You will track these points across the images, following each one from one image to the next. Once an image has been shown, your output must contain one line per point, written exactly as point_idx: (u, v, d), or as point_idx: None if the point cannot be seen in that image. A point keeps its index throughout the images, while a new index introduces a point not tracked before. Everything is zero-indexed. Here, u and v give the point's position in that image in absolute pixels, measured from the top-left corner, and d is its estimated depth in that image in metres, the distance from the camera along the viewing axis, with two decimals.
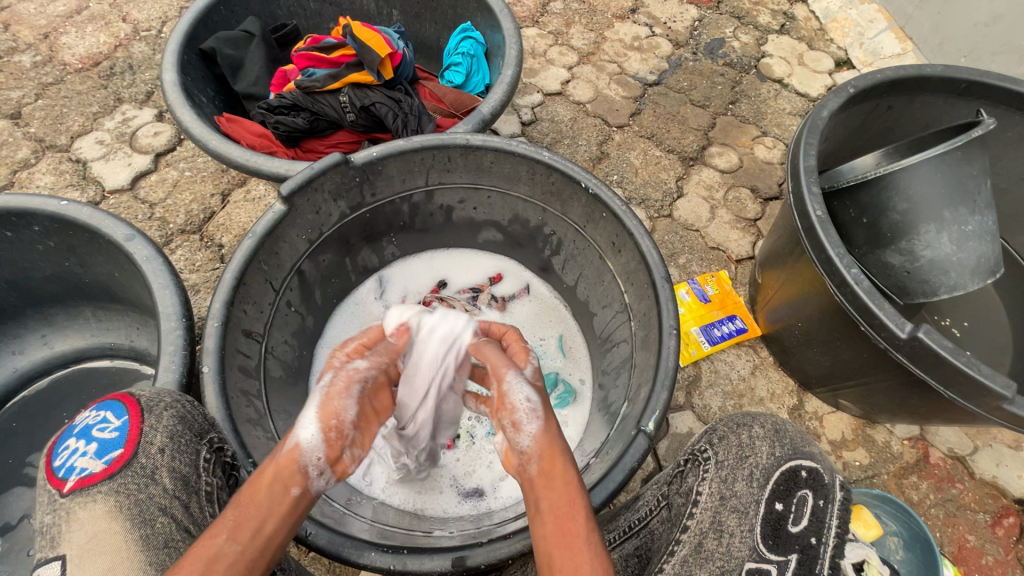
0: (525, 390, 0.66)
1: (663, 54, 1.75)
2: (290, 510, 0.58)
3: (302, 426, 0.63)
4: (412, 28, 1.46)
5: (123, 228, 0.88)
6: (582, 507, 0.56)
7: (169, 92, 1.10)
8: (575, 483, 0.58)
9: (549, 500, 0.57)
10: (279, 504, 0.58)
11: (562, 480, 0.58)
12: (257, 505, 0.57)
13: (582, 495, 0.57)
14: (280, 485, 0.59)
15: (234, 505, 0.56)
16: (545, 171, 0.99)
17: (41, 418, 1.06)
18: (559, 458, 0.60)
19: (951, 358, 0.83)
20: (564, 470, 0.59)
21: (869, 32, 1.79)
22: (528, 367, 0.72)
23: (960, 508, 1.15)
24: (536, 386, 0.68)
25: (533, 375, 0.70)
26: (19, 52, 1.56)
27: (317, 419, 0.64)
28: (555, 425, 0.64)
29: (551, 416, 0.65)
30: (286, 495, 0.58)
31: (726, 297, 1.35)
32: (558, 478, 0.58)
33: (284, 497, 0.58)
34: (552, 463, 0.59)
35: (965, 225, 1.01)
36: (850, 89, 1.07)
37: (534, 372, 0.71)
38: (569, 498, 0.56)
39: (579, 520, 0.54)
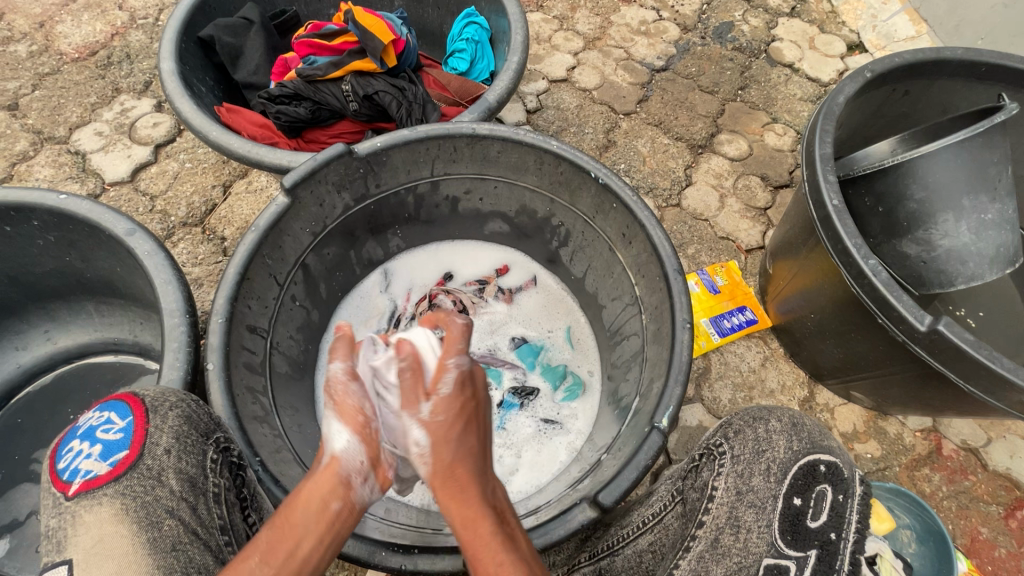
0: (413, 434, 0.61)
1: (670, 38, 1.71)
2: (327, 527, 0.57)
3: (334, 437, 0.62)
4: (414, 13, 1.42)
5: (124, 222, 0.86)
6: (489, 533, 0.56)
7: (168, 82, 1.08)
8: (471, 514, 0.57)
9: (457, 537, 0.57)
10: (318, 524, 0.57)
11: (459, 515, 0.58)
12: (293, 525, 0.56)
13: (485, 523, 0.57)
14: (319, 501, 0.58)
15: (268, 527, 0.56)
16: (553, 160, 0.97)
17: (46, 413, 1.05)
18: (450, 486, 0.59)
19: (971, 350, 0.80)
20: (465, 507, 0.58)
21: (882, 14, 1.75)
22: (433, 396, 0.63)
23: (972, 500, 1.14)
24: (431, 424, 0.61)
25: (433, 410, 0.62)
26: (14, 41, 1.53)
27: (345, 426, 0.62)
28: (451, 457, 0.60)
29: (448, 448, 0.61)
30: (325, 510, 0.57)
31: (736, 288, 1.32)
32: (452, 514, 0.58)
33: (322, 514, 0.57)
34: (448, 499, 0.58)
35: (984, 214, 0.98)
36: (867, 74, 1.04)
37: (439, 402, 0.62)
38: (470, 530, 0.56)
39: (485, 554, 0.55)
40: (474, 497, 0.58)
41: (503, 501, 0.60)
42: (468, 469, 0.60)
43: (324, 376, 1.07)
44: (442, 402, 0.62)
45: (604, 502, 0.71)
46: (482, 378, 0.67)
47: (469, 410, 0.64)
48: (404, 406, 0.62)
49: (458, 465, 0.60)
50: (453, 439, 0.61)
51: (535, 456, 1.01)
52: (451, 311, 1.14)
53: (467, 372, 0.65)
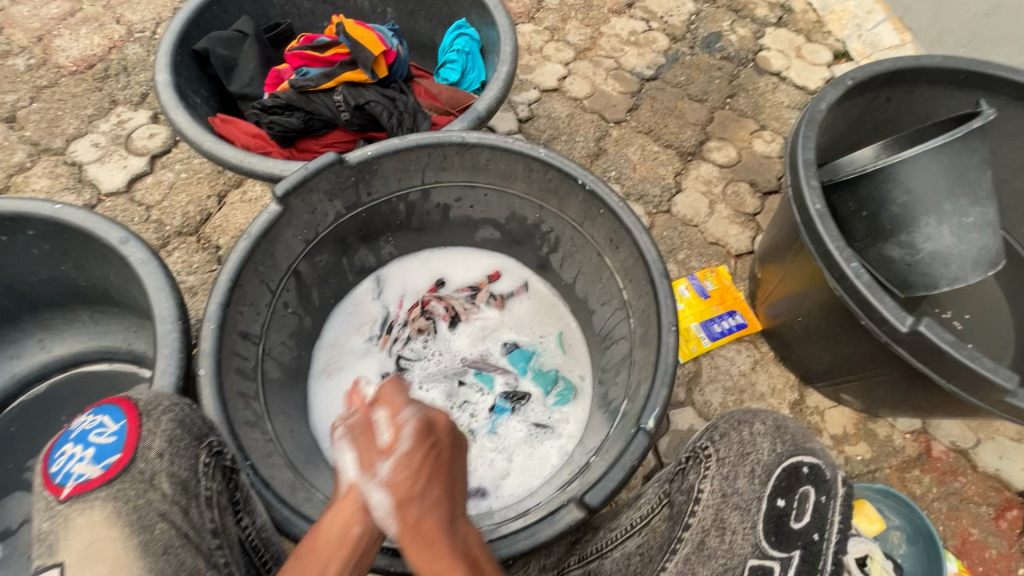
0: (375, 492, 0.66)
1: (660, 48, 1.73)
2: (351, 549, 0.64)
3: (349, 472, 0.69)
4: (406, 25, 1.45)
5: (118, 231, 0.87)
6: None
7: (163, 93, 1.10)
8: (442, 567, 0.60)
9: None
10: (343, 546, 0.64)
11: (429, 567, 0.61)
12: (314, 562, 0.62)
13: (454, 573, 0.59)
14: (340, 529, 0.65)
15: (291, 569, 0.62)
16: (541, 167, 0.99)
17: (40, 422, 1.05)
18: (419, 539, 0.63)
19: (952, 350, 0.82)
20: (436, 557, 0.61)
21: (867, 23, 1.77)
22: (391, 453, 0.68)
23: (963, 502, 1.14)
24: (389, 481, 0.66)
25: (392, 467, 0.66)
26: (13, 55, 1.55)
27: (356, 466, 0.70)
28: (415, 512, 0.64)
29: (411, 504, 0.64)
30: (346, 536, 0.64)
31: (726, 292, 1.34)
32: (425, 567, 0.61)
33: (344, 538, 0.64)
34: (418, 554, 0.62)
35: (965, 217, 1.00)
36: (848, 82, 1.07)
37: (396, 462, 0.67)
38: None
39: None
40: (442, 550, 0.61)
41: (475, 547, 0.63)
42: (436, 522, 0.64)
43: (317, 383, 1.07)
44: (402, 461, 0.67)
45: (591, 503, 0.72)
46: (445, 429, 0.71)
47: (431, 463, 0.67)
48: (368, 466, 0.68)
49: (422, 523, 0.63)
50: (415, 496, 0.65)
51: (527, 460, 1.02)
52: (443, 317, 1.16)
53: (420, 427, 0.69)
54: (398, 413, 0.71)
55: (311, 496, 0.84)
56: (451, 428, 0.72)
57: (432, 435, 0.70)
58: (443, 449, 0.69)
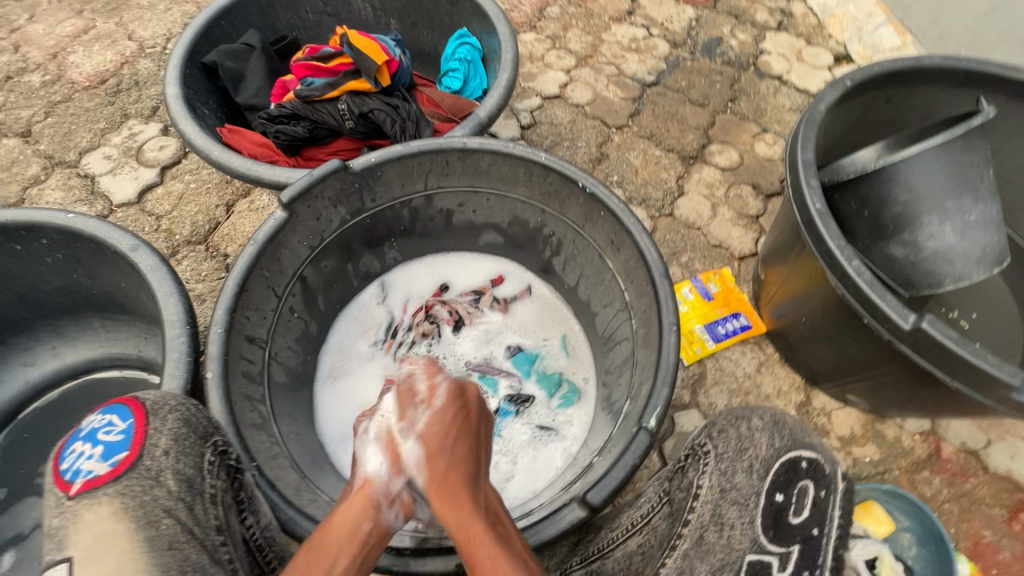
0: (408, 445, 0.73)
1: (661, 54, 1.75)
2: (359, 547, 0.63)
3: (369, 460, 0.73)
4: (410, 36, 1.48)
5: (129, 238, 0.90)
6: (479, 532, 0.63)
7: (173, 105, 1.13)
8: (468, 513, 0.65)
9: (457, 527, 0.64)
10: (350, 542, 0.62)
11: (453, 518, 0.65)
12: (330, 544, 0.62)
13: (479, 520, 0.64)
14: (350, 524, 0.64)
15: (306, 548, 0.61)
16: (542, 171, 1.00)
17: (52, 428, 1.07)
18: (447, 484, 0.68)
19: (955, 347, 0.82)
20: (463, 502, 0.66)
21: (868, 26, 1.78)
22: (428, 409, 0.77)
23: (974, 503, 1.13)
24: (422, 435, 0.74)
25: (427, 422, 0.75)
26: (28, 72, 1.60)
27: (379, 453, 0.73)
28: (442, 463, 0.71)
29: (442, 455, 0.71)
30: (357, 531, 0.64)
31: (730, 294, 1.34)
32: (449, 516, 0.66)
33: (354, 534, 0.63)
34: (443, 504, 0.66)
35: (968, 215, 1.00)
36: (847, 82, 1.08)
37: (431, 418, 0.75)
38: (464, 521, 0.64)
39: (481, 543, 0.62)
40: (465, 502, 0.66)
41: (495, 505, 0.69)
42: (464, 473, 0.70)
43: (322, 388, 1.09)
44: (435, 417, 0.76)
45: (593, 502, 0.72)
46: (474, 395, 0.80)
47: (461, 421, 0.76)
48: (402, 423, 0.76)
49: (450, 471, 0.70)
50: (445, 449, 0.72)
51: (531, 462, 1.02)
52: (447, 322, 1.17)
53: (453, 387, 0.79)
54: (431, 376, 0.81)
55: (316, 497, 0.85)
56: (479, 398, 0.81)
57: (463, 398, 0.79)
58: (472, 409, 0.79)
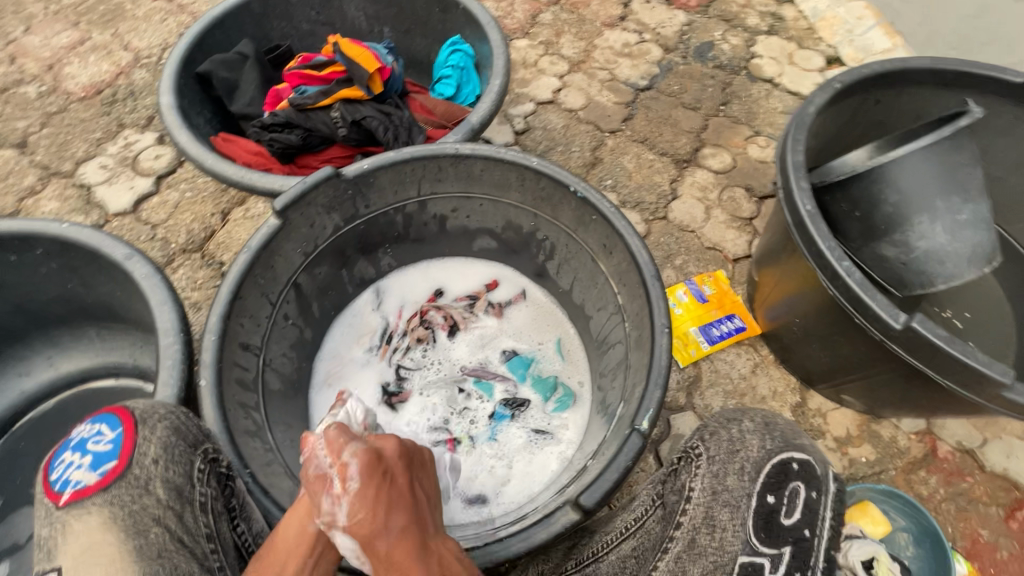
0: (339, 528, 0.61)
1: (653, 59, 1.76)
2: (307, 554, 0.65)
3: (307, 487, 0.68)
4: (403, 44, 1.49)
5: (122, 247, 0.90)
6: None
7: (167, 115, 1.14)
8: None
9: None
10: (296, 549, 0.65)
11: None
12: (274, 561, 0.65)
13: None
14: (297, 532, 0.66)
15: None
16: (534, 176, 1.01)
17: (47, 438, 1.07)
18: (393, 569, 0.58)
19: (945, 346, 0.82)
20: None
21: (858, 30, 1.78)
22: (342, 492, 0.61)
23: (971, 502, 1.13)
24: (348, 515, 0.60)
25: (347, 504, 0.61)
26: (24, 83, 1.61)
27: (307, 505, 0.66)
28: (383, 535, 0.59)
29: (379, 534, 0.59)
30: (304, 537, 0.65)
31: (724, 296, 1.34)
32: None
33: (302, 537, 0.65)
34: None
35: (958, 215, 1.01)
36: (836, 85, 1.08)
37: (350, 500, 0.60)
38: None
39: None
40: None
41: (455, 574, 0.59)
42: (412, 544, 0.59)
43: (318, 394, 1.09)
44: (354, 498, 0.60)
45: (586, 504, 0.73)
46: (393, 451, 0.64)
47: (383, 494, 0.61)
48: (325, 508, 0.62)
49: (393, 552, 0.59)
50: (379, 528, 0.60)
51: (526, 466, 1.02)
52: (442, 327, 1.17)
53: (363, 456, 0.62)
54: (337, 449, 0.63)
55: None
56: (401, 451, 0.65)
57: (379, 464, 0.63)
58: (393, 473, 0.63)
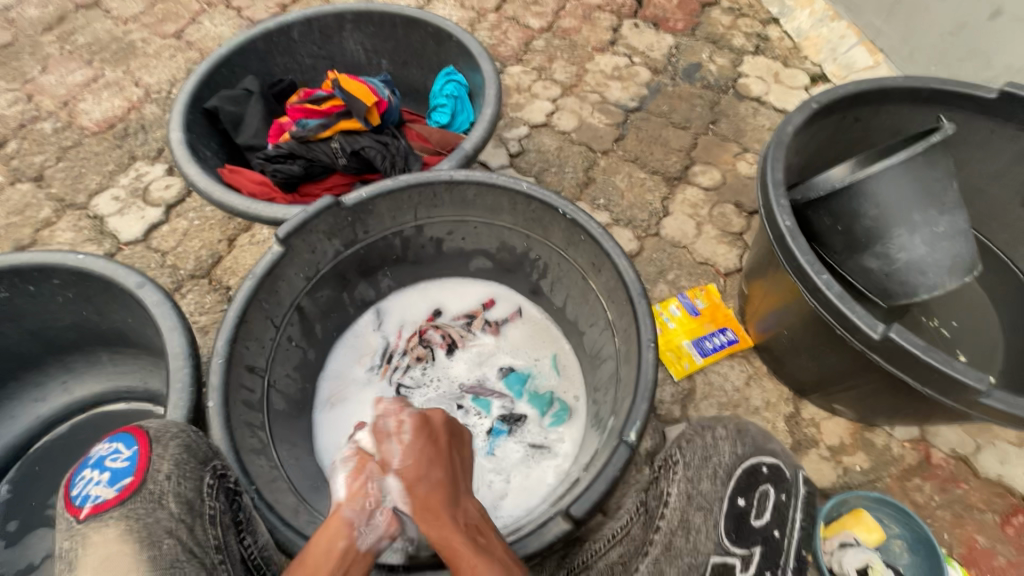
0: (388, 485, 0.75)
1: (643, 81, 1.82)
2: (338, 562, 0.65)
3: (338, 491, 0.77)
4: (400, 75, 1.57)
5: (135, 276, 0.95)
6: (458, 549, 0.66)
7: (177, 149, 1.20)
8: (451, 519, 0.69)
9: (436, 532, 0.68)
10: (329, 561, 0.65)
11: (438, 534, 0.68)
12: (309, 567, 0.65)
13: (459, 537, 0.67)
14: (326, 545, 0.67)
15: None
16: (525, 200, 1.05)
17: (61, 461, 1.11)
18: (430, 514, 0.70)
19: (923, 354, 0.86)
20: (442, 525, 0.68)
21: (841, 47, 1.85)
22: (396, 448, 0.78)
23: (966, 509, 1.14)
24: (401, 468, 0.75)
25: (400, 457, 0.77)
26: (41, 119, 1.69)
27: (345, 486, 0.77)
28: (429, 479, 0.74)
29: (421, 478, 0.74)
30: (333, 549, 0.66)
31: (716, 310, 1.38)
32: (432, 535, 0.68)
33: (332, 552, 0.66)
34: (429, 519, 0.69)
35: (936, 227, 1.04)
36: (813, 105, 1.13)
37: (403, 450, 0.77)
38: (446, 547, 0.66)
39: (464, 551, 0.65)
40: (444, 521, 0.69)
41: (478, 520, 0.70)
42: (442, 495, 0.72)
43: (321, 415, 1.12)
44: (407, 450, 0.78)
45: (576, 514, 0.76)
46: (442, 421, 0.82)
47: (430, 449, 0.78)
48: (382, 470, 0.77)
49: (433, 493, 0.72)
50: (422, 474, 0.74)
51: (524, 480, 1.05)
52: (440, 346, 1.21)
53: (418, 417, 0.82)
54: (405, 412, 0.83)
55: (314, 518, 0.89)
56: (446, 421, 0.83)
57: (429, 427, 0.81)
58: (439, 433, 0.81)
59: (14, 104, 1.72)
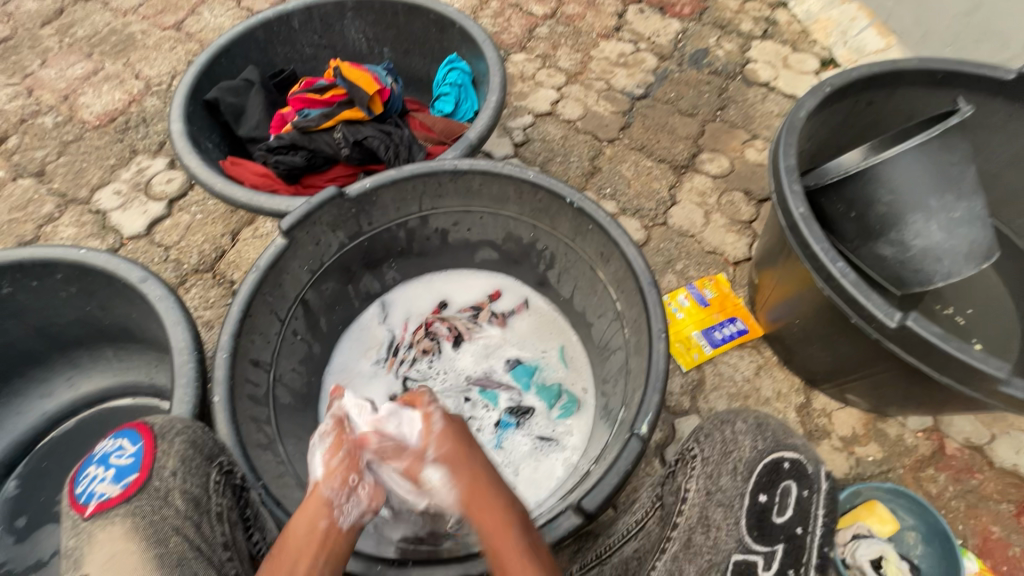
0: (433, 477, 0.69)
1: (649, 68, 1.79)
2: (320, 546, 0.63)
3: (316, 471, 0.72)
4: (402, 64, 1.54)
5: (137, 270, 0.94)
6: (512, 543, 0.62)
7: (177, 141, 1.18)
8: (500, 519, 0.64)
9: (489, 534, 0.63)
10: (311, 542, 0.63)
11: (489, 530, 0.64)
12: (286, 554, 0.63)
13: (512, 532, 0.62)
14: (307, 525, 0.65)
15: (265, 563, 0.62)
16: (531, 189, 1.03)
17: (68, 457, 1.11)
18: (480, 505, 0.65)
19: (941, 343, 0.84)
20: (493, 515, 0.64)
21: (852, 30, 1.81)
22: (429, 438, 0.72)
23: (981, 499, 1.12)
24: (441, 459, 0.70)
25: (437, 447, 0.71)
26: (42, 114, 1.67)
27: (323, 464, 0.73)
28: (471, 471, 0.68)
29: (464, 467, 0.69)
30: (314, 530, 0.64)
31: (725, 300, 1.36)
32: (483, 530, 0.64)
33: (312, 532, 0.64)
34: (479, 515, 0.65)
35: (952, 212, 1.02)
36: (826, 89, 1.10)
37: (437, 442, 0.71)
38: (499, 539, 0.62)
39: (512, 552, 0.61)
40: (495, 516, 0.64)
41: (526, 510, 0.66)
42: (489, 482, 0.67)
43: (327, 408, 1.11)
44: (440, 439, 0.72)
45: (588, 508, 0.75)
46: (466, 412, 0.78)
47: (465, 439, 0.73)
48: (415, 464, 0.71)
49: (478, 485, 0.67)
50: (464, 464, 0.69)
51: (533, 472, 1.04)
52: (447, 338, 1.19)
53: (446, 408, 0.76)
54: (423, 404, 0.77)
55: None
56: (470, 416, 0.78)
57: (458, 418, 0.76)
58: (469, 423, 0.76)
59: (14, 99, 1.71)
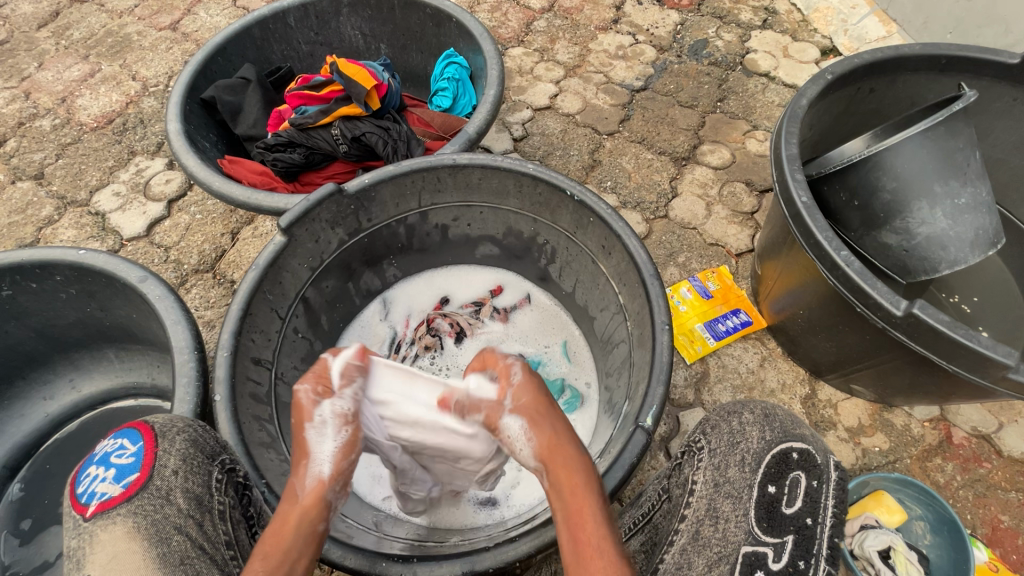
0: (512, 427, 0.67)
1: (648, 59, 1.78)
2: (318, 545, 0.62)
3: (322, 461, 0.66)
4: (400, 59, 1.54)
5: (137, 270, 0.93)
6: (591, 510, 0.58)
7: (174, 140, 1.17)
8: (580, 486, 0.60)
9: (567, 502, 0.60)
10: (311, 543, 0.61)
11: (569, 493, 0.60)
12: (285, 549, 0.59)
13: (591, 499, 0.59)
14: (309, 524, 0.62)
15: (262, 555, 0.58)
16: (531, 182, 1.02)
17: (73, 459, 1.11)
18: (557, 468, 0.62)
19: (948, 331, 0.83)
20: (575, 478, 0.61)
21: (852, 18, 1.79)
22: (507, 390, 0.71)
23: (989, 488, 1.11)
24: (519, 410, 0.68)
25: (514, 398, 0.69)
26: (39, 116, 1.67)
27: (332, 455, 0.67)
28: (551, 430, 0.65)
29: (544, 423, 0.66)
30: (316, 531, 0.62)
31: (728, 292, 1.35)
32: (561, 492, 0.61)
33: (313, 535, 0.62)
34: (561, 475, 0.62)
35: (957, 199, 1.01)
36: (828, 76, 1.08)
37: (517, 392, 0.69)
38: (578, 506, 0.59)
39: (591, 526, 0.57)
40: (576, 480, 0.61)
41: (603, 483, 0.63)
42: (570, 445, 0.64)
43: None
44: (521, 391, 0.70)
45: None
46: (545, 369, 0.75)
47: (544, 395, 0.69)
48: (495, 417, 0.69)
49: (559, 442, 0.64)
50: (544, 419, 0.66)
51: None
52: (449, 334, 1.18)
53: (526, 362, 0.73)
54: (500, 356, 0.74)
55: None
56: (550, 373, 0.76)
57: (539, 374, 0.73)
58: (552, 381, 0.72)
59: (11, 102, 1.70)
